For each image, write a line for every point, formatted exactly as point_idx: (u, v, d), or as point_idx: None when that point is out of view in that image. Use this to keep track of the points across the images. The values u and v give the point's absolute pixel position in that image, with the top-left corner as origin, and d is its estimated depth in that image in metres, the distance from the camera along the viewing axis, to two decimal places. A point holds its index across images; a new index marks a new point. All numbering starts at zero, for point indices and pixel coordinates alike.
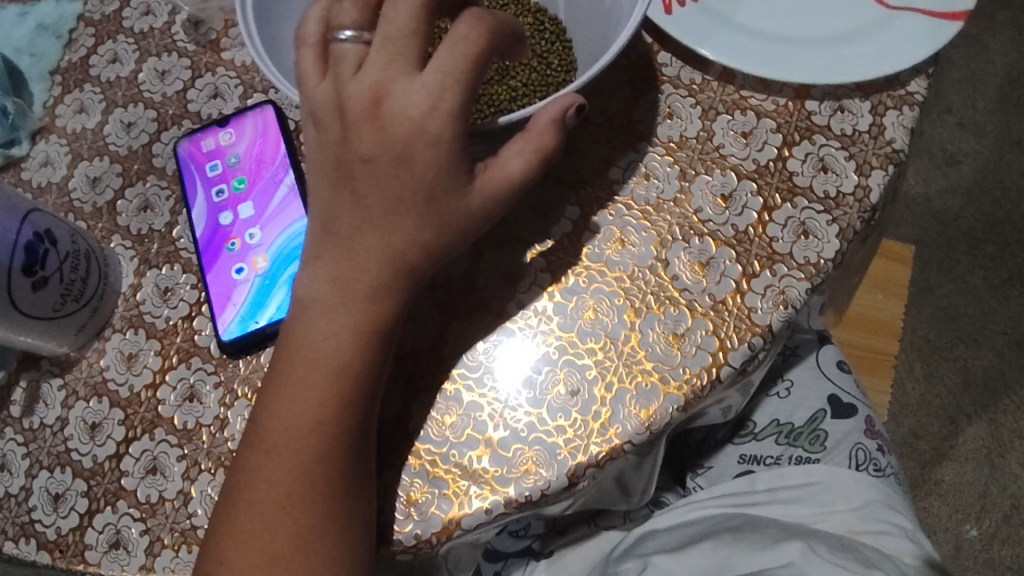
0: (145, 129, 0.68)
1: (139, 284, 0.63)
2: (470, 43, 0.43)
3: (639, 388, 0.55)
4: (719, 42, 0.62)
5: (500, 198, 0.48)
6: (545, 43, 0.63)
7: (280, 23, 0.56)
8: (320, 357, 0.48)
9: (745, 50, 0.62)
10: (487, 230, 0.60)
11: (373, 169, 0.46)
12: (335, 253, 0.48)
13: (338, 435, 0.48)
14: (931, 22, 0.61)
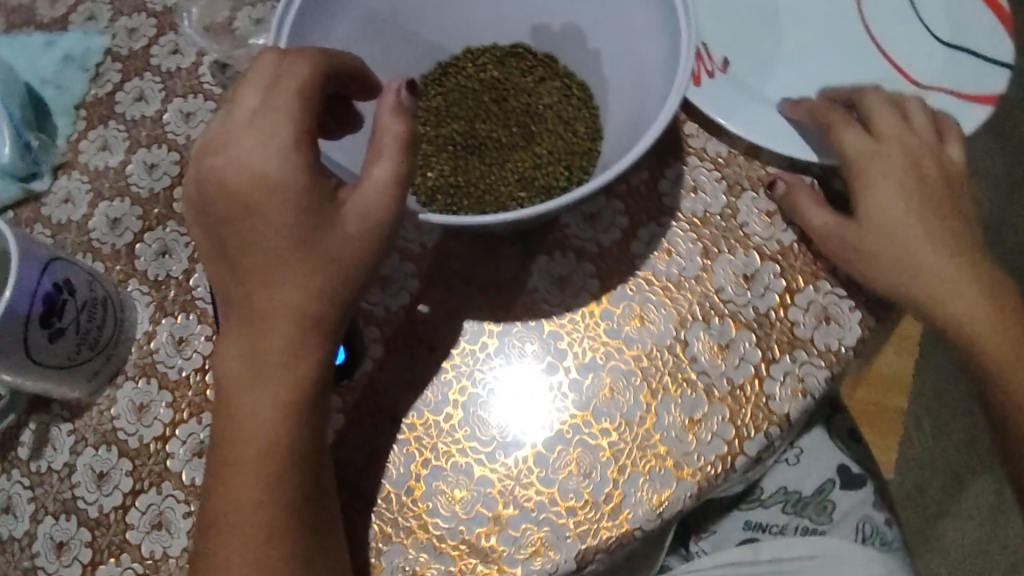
0: (168, 172, 0.67)
1: (153, 332, 0.63)
2: (297, 67, 0.44)
3: (652, 473, 0.55)
4: (744, 115, 0.62)
5: (383, 207, 0.44)
6: (571, 109, 0.63)
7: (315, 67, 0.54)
8: (247, 434, 0.45)
9: (769, 125, 0.62)
10: (505, 300, 0.60)
11: (240, 233, 0.43)
12: (240, 325, 0.45)
13: (281, 511, 0.45)
14: (963, 102, 0.62)
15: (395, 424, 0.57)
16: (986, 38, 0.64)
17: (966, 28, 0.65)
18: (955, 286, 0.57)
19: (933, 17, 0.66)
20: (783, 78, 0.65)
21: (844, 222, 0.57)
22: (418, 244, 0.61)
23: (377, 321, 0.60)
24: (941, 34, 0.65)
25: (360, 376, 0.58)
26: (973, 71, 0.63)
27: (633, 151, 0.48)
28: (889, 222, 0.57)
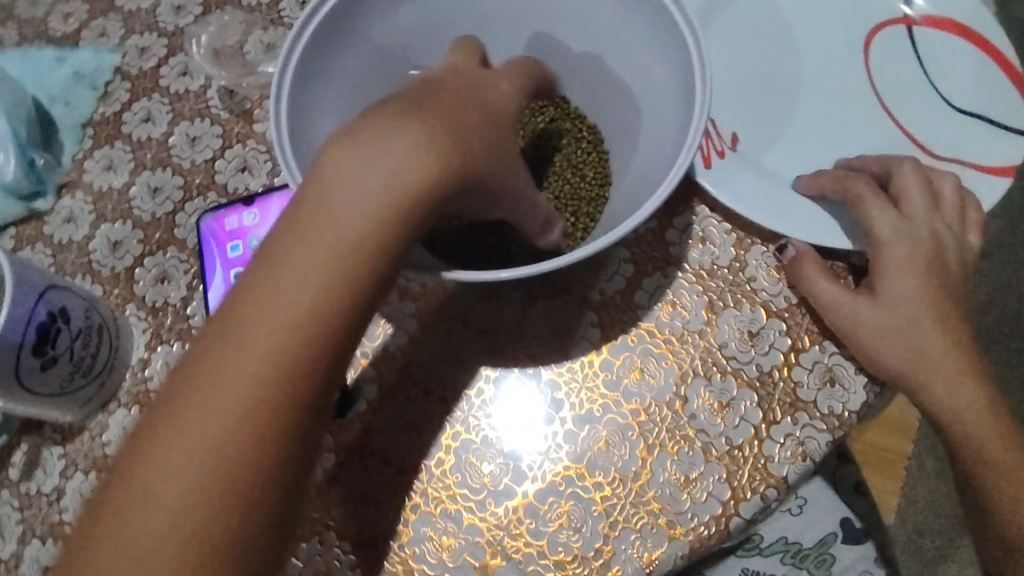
0: (171, 197, 0.67)
1: (149, 358, 0.63)
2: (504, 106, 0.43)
3: (645, 530, 0.54)
4: (739, 187, 0.61)
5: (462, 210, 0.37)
6: (581, 153, 0.62)
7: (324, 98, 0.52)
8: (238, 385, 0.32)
9: (764, 199, 0.61)
10: (502, 344, 0.59)
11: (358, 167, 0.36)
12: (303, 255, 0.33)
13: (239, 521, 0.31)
14: (982, 176, 0.63)
15: (385, 466, 0.57)
16: (1003, 103, 0.65)
17: (982, 93, 0.65)
18: (951, 377, 0.57)
19: (948, 78, 0.66)
20: (785, 139, 0.65)
21: (860, 302, 0.57)
22: (418, 283, 0.60)
23: (374, 360, 0.59)
24: (958, 100, 0.65)
25: (354, 416, 0.58)
26: (993, 139, 0.64)
27: (643, 211, 0.46)
28: (904, 307, 0.57)
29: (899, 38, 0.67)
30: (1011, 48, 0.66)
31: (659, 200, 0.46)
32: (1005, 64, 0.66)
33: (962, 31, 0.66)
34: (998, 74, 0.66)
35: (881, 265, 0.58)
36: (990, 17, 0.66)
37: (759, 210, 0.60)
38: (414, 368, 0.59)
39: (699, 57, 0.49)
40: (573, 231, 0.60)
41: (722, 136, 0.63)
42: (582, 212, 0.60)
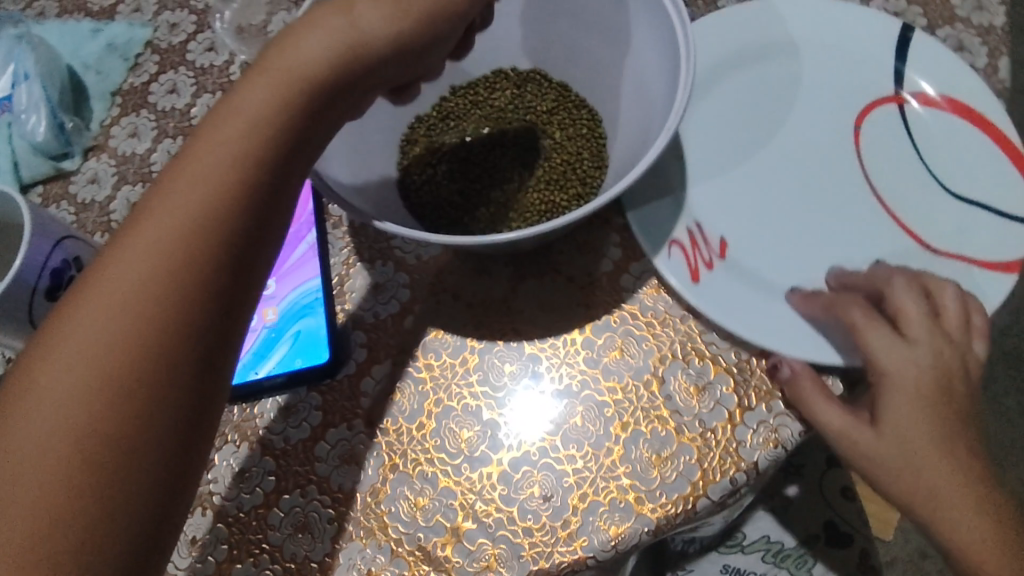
0: None
1: None
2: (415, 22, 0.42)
3: (613, 504, 0.55)
4: (716, 293, 0.59)
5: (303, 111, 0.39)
6: (579, 139, 0.64)
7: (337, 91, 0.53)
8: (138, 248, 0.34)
9: (740, 304, 0.59)
10: (489, 319, 0.61)
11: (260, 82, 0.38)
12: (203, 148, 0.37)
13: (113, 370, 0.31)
14: (985, 272, 0.60)
15: (369, 426, 0.59)
16: (1002, 185, 0.61)
17: (985, 177, 0.62)
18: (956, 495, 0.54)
19: (948, 164, 0.62)
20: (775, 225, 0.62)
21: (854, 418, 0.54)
22: (414, 256, 0.63)
23: (365, 326, 0.62)
24: (953, 182, 0.62)
25: (342, 377, 0.61)
26: (991, 228, 0.60)
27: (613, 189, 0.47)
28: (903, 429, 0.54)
29: (891, 117, 0.65)
30: (1011, 126, 0.62)
31: (627, 182, 0.48)
32: (1005, 143, 0.62)
33: (959, 110, 0.64)
34: (996, 153, 0.62)
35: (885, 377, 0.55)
36: (987, 94, 0.63)
37: (733, 315, 0.58)
38: (402, 336, 0.61)
39: (685, 48, 0.50)
40: (563, 211, 0.61)
41: (709, 242, 0.61)
42: (575, 193, 0.61)
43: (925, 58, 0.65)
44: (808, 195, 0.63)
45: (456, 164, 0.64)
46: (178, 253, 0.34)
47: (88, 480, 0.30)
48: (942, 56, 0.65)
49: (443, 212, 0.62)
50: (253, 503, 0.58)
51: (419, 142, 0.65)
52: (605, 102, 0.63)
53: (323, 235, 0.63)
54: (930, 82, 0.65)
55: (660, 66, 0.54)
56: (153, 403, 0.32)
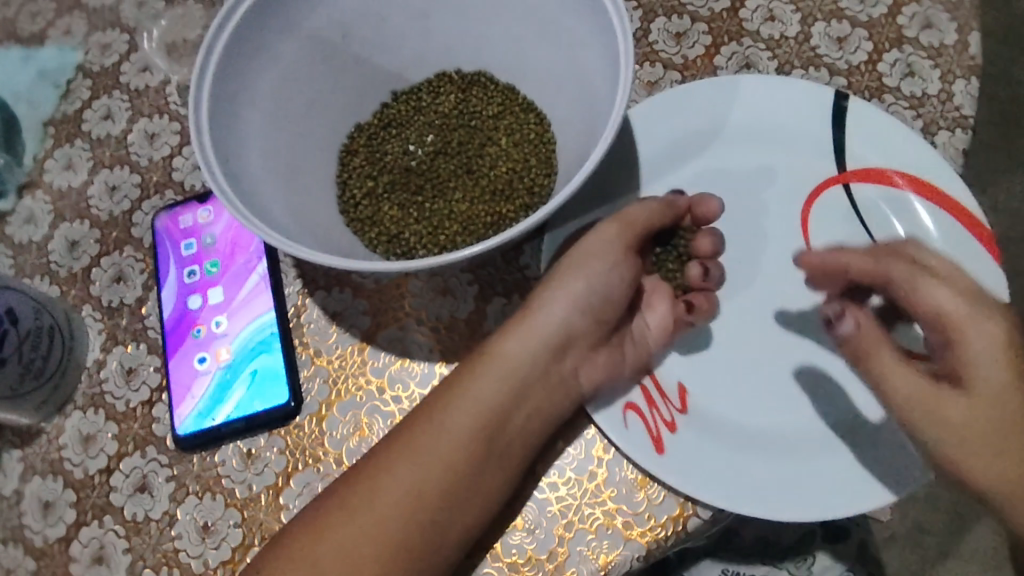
0: (128, 195, 0.66)
1: (104, 360, 0.61)
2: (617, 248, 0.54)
3: (600, 531, 0.52)
4: (685, 455, 0.51)
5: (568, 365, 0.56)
6: (528, 144, 0.59)
7: (246, 133, 0.52)
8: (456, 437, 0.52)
9: (716, 470, 0.51)
10: (459, 343, 0.57)
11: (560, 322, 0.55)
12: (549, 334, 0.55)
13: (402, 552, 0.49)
14: None
15: (337, 466, 0.56)
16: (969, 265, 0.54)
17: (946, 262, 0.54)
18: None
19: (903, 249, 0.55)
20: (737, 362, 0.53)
21: (931, 392, 0.47)
22: (372, 280, 0.59)
23: (327, 359, 0.58)
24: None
25: (306, 416, 0.57)
26: None
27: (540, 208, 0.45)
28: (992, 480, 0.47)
29: (837, 203, 0.56)
30: (970, 198, 0.54)
31: (563, 197, 0.45)
32: (967, 220, 0.54)
33: (916, 184, 0.55)
34: (958, 228, 0.54)
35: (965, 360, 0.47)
36: (940, 163, 0.55)
37: (712, 483, 0.50)
38: (366, 368, 0.57)
39: (626, 68, 0.47)
40: (509, 224, 0.58)
41: (668, 397, 0.53)
42: (521, 205, 0.58)
43: (867, 130, 0.56)
44: (775, 300, 0.54)
45: (399, 176, 0.62)
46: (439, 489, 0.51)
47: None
48: (885, 121, 0.56)
49: (382, 226, 0.59)
50: (220, 558, 0.55)
51: (359, 152, 0.61)
52: (549, 105, 0.58)
53: (275, 264, 0.60)
54: (877, 156, 0.56)
55: (607, 73, 0.50)
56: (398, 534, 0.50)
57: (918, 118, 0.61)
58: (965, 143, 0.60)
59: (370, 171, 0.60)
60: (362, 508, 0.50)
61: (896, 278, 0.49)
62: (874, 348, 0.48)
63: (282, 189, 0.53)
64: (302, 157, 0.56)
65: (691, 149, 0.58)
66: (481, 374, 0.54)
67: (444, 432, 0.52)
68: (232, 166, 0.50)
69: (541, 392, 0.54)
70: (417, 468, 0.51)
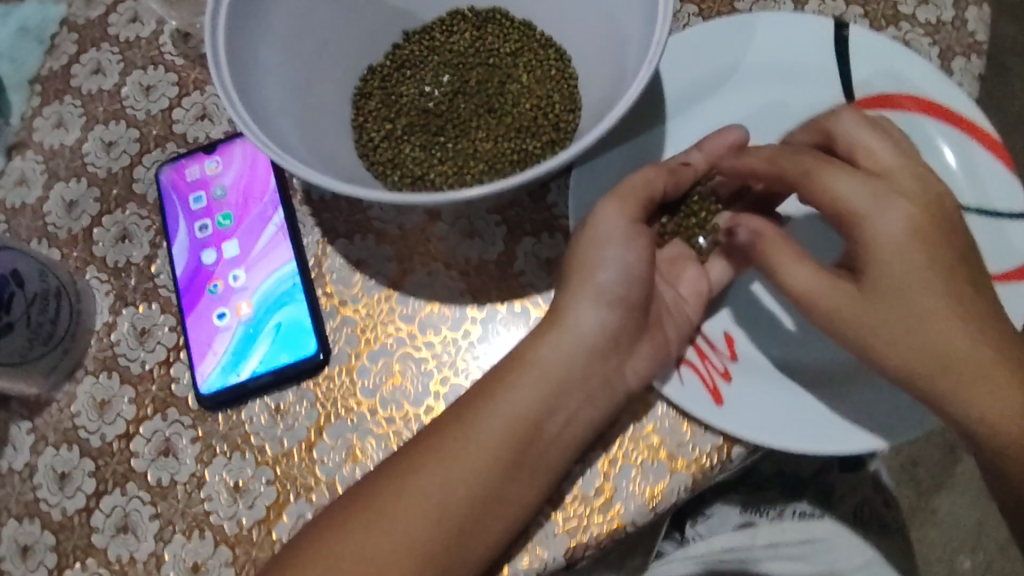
0: (126, 151, 0.62)
1: (113, 323, 0.58)
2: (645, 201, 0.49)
3: (646, 465, 0.51)
4: (742, 410, 0.49)
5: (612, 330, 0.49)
6: (550, 80, 0.58)
7: (262, 75, 0.50)
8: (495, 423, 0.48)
9: (775, 416, 0.49)
10: (489, 285, 0.56)
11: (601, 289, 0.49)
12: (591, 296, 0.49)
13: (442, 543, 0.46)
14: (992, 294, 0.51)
15: (372, 417, 0.54)
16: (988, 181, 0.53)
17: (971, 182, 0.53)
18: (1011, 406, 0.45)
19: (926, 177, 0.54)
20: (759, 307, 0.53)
21: (826, 289, 0.46)
22: (396, 226, 0.57)
23: (353, 308, 0.56)
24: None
25: (335, 367, 0.55)
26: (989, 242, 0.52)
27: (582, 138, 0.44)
28: (902, 363, 0.45)
29: None
30: (980, 113, 0.53)
31: (602, 129, 0.44)
32: (981, 136, 0.53)
33: (924, 106, 0.54)
34: (973, 146, 0.53)
35: (866, 247, 0.46)
36: (947, 81, 0.53)
37: (773, 428, 0.48)
38: (395, 315, 0.56)
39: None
40: (537, 160, 0.56)
41: (717, 348, 0.52)
42: (549, 140, 0.56)
43: (868, 57, 0.55)
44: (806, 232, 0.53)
45: (417, 117, 0.59)
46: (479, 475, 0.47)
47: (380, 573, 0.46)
48: (885, 45, 0.55)
49: (405, 168, 0.57)
50: (254, 517, 0.53)
51: (375, 95, 0.59)
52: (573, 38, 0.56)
53: (291, 213, 0.57)
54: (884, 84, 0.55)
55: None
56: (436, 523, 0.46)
57: (940, 45, 0.60)
58: (981, 69, 0.60)
59: (388, 113, 0.58)
60: (379, 522, 0.46)
61: (798, 177, 0.47)
62: (772, 240, 0.48)
63: (304, 132, 0.51)
64: (318, 100, 0.54)
65: (715, 81, 0.57)
66: (519, 378, 0.49)
67: (473, 443, 0.47)
68: (252, 105, 0.48)
69: (578, 398, 0.49)
70: (441, 481, 0.47)
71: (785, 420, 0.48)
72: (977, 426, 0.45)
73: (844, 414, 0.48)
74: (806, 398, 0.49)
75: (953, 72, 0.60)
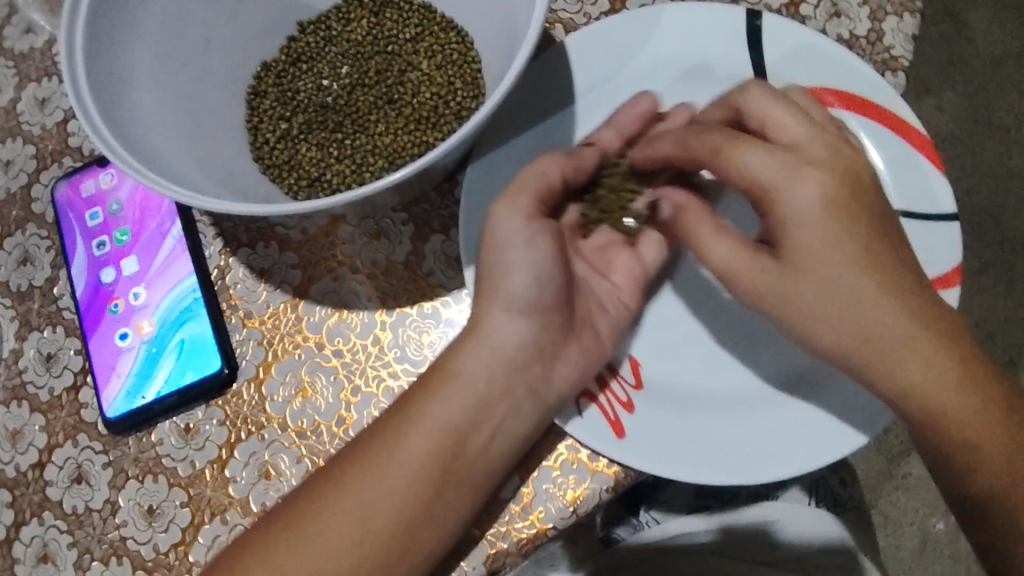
0: (24, 168, 0.60)
1: (20, 349, 0.57)
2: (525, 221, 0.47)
3: (565, 467, 0.50)
4: (649, 438, 0.47)
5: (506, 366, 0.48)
6: (451, 66, 0.55)
7: (132, 83, 0.46)
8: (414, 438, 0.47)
9: (684, 441, 0.47)
10: (397, 288, 0.53)
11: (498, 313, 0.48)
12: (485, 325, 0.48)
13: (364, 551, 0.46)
14: None
15: (282, 431, 0.52)
16: (915, 180, 0.51)
17: (893, 177, 0.51)
18: (932, 380, 0.43)
19: None
20: (683, 323, 0.51)
21: (751, 264, 0.45)
22: (298, 230, 0.55)
23: (258, 320, 0.54)
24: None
25: (243, 383, 0.53)
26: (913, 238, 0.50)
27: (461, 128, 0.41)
28: (827, 336, 0.44)
29: None
30: (905, 107, 0.51)
31: (485, 116, 0.41)
32: (907, 132, 0.51)
33: (848, 101, 0.51)
34: (897, 143, 0.51)
35: (779, 223, 0.44)
36: (865, 70, 0.51)
37: (680, 456, 0.47)
38: (301, 324, 0.54)
39: None
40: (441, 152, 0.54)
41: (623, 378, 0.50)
42: (450, 130, 0.54)
43: (784, 46, 0.52)
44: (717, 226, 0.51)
45: (315, 114, 0.56)
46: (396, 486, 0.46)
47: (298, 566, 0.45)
48: (805, 37, 0.52)
49: (302, 170, 0.54)
50: (170, 541, 0.52)
51: (269, 93, 0.55)
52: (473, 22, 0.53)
53: (190, 225, 0.55)
54: (800, 75, 0.52)
55: None
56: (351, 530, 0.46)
57: (865, 5, 0.57)
58: (914, 28, 0.57)
59: (283, 111, 0.55)
60: (309, 535, 0.45)
61: (710, 155, 0.45)
62: (692, 212, 0.47)
63: (184, 140, 0.48)
64: (202, 104, 0.51)
65: (623, 58, 0.54)
66: (422, 411, 0.48)
67: (395, 463, 0.46)
68: (119, 117, 0.45)
69: (496, 415, 0.48)
70: (367, 502, 0.46)
71: (690, 451, 0.47)
72: (894, 395, 0.44)
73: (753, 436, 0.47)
74: (723, 416, 0.48)
75: (884, 33, 0.56)
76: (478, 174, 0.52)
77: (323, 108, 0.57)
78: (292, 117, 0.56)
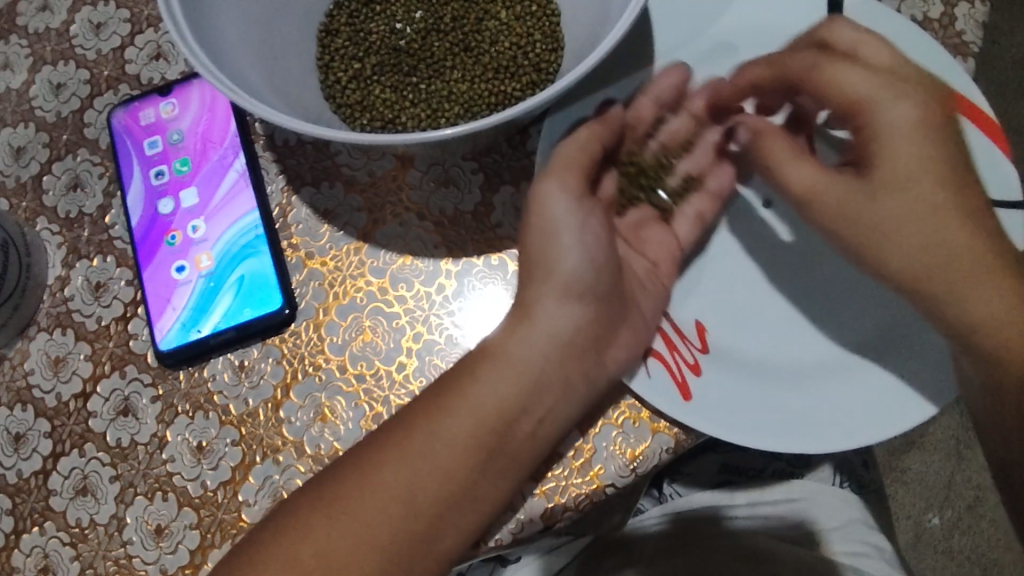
0: (77, 93, 0.58)
1: (67, 277, 0.55)
2: None
3: (627, 426, 0.50)
4: (721, 404, 0.47)
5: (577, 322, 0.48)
6: (529, 18, 0.54)
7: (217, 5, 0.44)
8: (492, 391, 0.46)
9: (744, 415, 0.47)
10: (463, 238, 0.53)
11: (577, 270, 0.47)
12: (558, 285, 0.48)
13: (432, 495, 0.44)
14: None
15: (341, 374, 0.51)
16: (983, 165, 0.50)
17: None
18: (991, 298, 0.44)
19: None
20: (746, 294, 0.51)
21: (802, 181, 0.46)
22: (365, 172, 0.54)
23: (320, 261, 0.53)
24: None
25: (302, 323, 0.52)
26: None
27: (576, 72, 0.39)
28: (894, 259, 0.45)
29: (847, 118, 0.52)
30: (977, 91, 0.50)
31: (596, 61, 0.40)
32: (978, 118, 0.50)
33: None
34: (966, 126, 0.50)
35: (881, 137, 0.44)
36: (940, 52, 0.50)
37: (757, 425, 0.47)
38: (364, 268, 0.53)
39: None
40: (516, 102, 0.53)
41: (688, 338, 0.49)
42: (529, 81, 0.53)
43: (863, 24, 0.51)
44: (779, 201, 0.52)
45: (388, 56, 0.55)
46: (473, 433, 0.45)
47: (374, 498, 0.43)
48: (882, 16, 0.51)
49: (375, 111, 0.54)
50: (219, 479, 0.51)
51: (341, 32, 0.54)
52: None
53: (253, 159, 0.54)
54: None
55: None
56: (436, 461, 0.44)
57: None
58: (985, 15, 0.57)
59: (355, 51, 0.54)
60: (349, 508, 0.43)
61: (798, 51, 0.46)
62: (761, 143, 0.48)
63: (264, 70, 0.46)
64: (279, 38, 0.49)
65: (707, 24, 0.53)
66: (498, 367, 0.47)
67: (450, 450, 0.45)
68: (206, 36, 0.42)
69: (557, 401, 0.47)
70: (421, 480, 0.44)
71: (765, 415, 0.47)
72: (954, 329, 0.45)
73: (828, 403, 0.48)
74: (798, 387, 0.48)
75: (956, 18, 0.56)
76: (554, 129, 0.51)
77: (396, 51, 0.56)
78: (365, 57, 0.55)
